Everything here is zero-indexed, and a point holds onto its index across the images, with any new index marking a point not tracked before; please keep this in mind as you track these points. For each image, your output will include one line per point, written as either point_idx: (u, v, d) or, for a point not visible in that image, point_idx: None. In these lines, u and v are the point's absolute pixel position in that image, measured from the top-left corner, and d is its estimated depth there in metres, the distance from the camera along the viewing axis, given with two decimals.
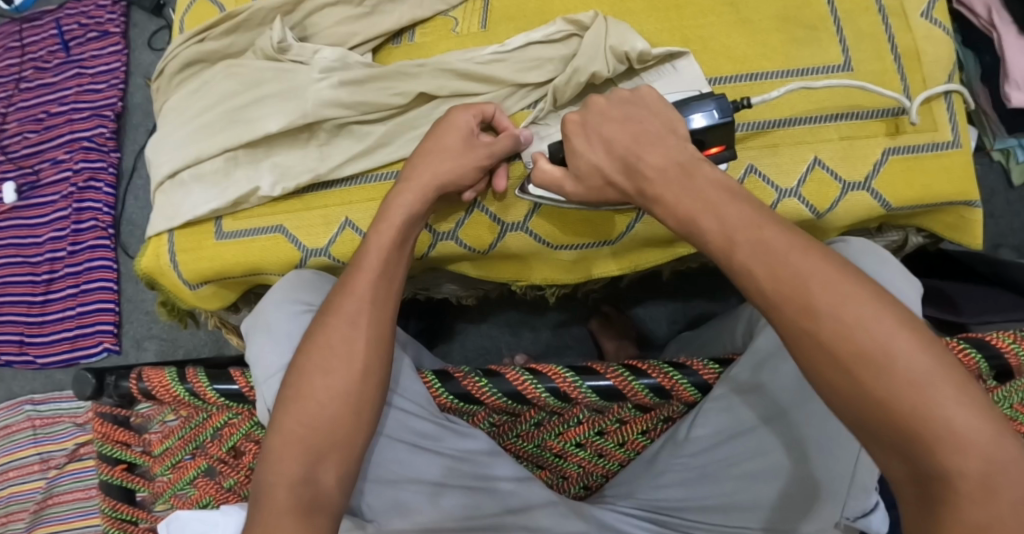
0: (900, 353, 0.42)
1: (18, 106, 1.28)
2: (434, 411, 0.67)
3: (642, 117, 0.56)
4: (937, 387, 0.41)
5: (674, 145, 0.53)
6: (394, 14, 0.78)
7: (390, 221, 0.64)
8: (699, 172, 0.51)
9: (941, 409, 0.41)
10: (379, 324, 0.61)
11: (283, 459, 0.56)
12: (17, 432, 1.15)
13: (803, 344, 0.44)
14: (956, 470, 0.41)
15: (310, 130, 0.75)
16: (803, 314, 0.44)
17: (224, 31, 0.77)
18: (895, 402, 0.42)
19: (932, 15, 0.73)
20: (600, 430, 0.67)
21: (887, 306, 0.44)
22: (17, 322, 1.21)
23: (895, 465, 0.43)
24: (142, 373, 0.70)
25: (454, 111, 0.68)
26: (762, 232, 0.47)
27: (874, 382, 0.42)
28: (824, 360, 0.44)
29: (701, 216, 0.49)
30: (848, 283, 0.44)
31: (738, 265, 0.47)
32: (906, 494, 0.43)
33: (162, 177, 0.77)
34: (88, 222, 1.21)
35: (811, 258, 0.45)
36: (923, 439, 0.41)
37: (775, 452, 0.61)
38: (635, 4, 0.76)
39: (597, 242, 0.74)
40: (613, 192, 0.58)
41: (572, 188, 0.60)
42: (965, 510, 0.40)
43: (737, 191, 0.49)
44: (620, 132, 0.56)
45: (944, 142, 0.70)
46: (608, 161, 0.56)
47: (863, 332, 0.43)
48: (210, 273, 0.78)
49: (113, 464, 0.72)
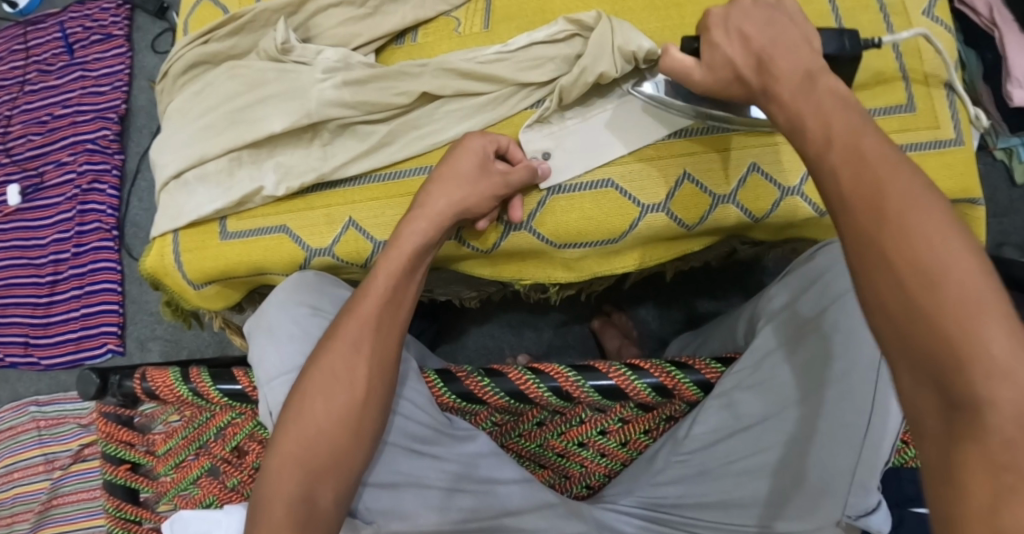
0: (956, 269, 0.40)
1: (22, 109, 1.29)
2: (435, 411, 0.67)
3: (781, 24, 0.54)
4: (986, 310, 0.39)
5: (780, 63, 0.52)
6: (397, 14, 0.78)
7: (400, 247, 0.65)
8: (812, 86, 0.50)
9: (986, 333, 0.38)
10: (381, 349, 0.61)
11: (281, 478, 0.57)
12: (22, 433, 1.15)
13: (864, 249, 0.43)
14: (988, 399, 0.38)
15: (314, 130, 0.75)
16: (870, 217, 0.42)
17: (227, 32, 0.78)
18: (939, 318, 0.39)
19: (933, 13, 0.73)
20: (603, 429, 0.68)
21: (955, 223, 0.41)
22: (21, 323, 1.21)
23: (925, 393, 0.40)
24: (146, 373, 0.71)
25: (471, 137, 0.69)
26: (860, 138, 0.45)
27: (923, 294, 0.40)
28: (880, 267, 0.42)
29: (809, 120, 0.48)
30: (926, 194, 0.42)
31: (829, 166, 0.46)
32: (930, 427, 0.40)
33: (166, 178, 0.77)
34: (92, 224, 1.21)
35: (898, 169, 0.43)
36: (960, 364, 0.38)
37: (785, 443, 0.61)
38: (635, 4, 0.76)
39: (604, 239, 0.73)
40: (738, 89, 0.56)
41: (699, 79, 0.57)
42: (991, 443, 0.37)
43: (826, 114, 0.48)
44: (754, 34, 0.54)
45: (946, 140, 0.70)
46: (743, 57, 0.54)
47: (923, 241, 0.41)
48: (215, 273, 0.78)
49: (117, 464, 0.72)
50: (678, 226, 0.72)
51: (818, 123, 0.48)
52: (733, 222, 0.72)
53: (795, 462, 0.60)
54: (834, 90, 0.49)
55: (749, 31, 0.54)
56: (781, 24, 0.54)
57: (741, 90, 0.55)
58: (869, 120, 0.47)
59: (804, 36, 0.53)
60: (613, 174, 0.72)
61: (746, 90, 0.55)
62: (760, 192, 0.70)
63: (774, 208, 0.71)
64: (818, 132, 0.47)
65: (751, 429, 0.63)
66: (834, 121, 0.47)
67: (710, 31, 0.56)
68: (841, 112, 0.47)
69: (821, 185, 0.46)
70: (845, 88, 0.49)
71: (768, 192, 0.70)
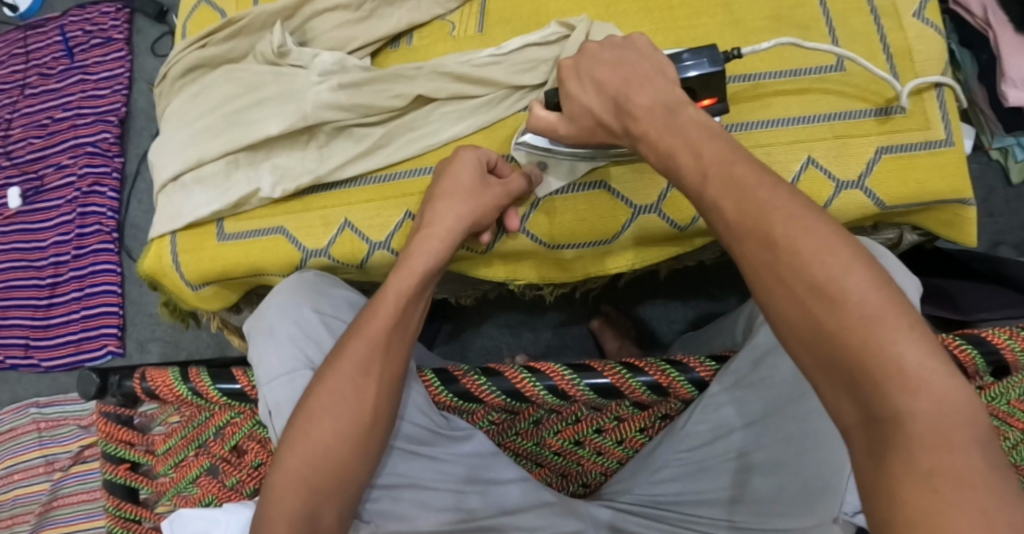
0: (854, 287, 0.40)
1: (22, 112, 1.30)
2: (433, 411, 0.68)
3: (631, 61, 0.55)
4: (887, 321, 0.40)
5: (639, 100, 0.52)
6: (391, 18, 0.79)
7: (411, 267, 0.65)
8: (675, 118, 0.50)
9: (893, 345, 0.39)
10: (390, 370, 0.62)
11: (285, 495, 0.58)
12: (23, 435, 1.16)
13: (762, 276, 0.43)
14: (905, 410, 0.38)
15: (310, 133, 0.76)
16: (762, 247, 0.43)
17: (225, 36, 0.78)
18: (845, 337, 0.40)
19: (924, 15, 0.74)
20: (599, 428, 0.68)
21: (843, 239, 0.42)
22: (23, 325, 1.22)
23: (846, 405, 0.40)
24: (146, 373, 0.72)
25: (465, 151, 0.69)
26: (733, 166, 0.45)
27: (827, 315, 0.41)
28: (782, 293, 0.42)
29: (679, 153, 0.49)
30: (811, 216, 0.43)
31: (710, 200, 0.46)
32: (856, 440, 0.40)
33: (164, 180, 0.78)
34: (92, 226, 1.22)
35: (780, 191, 0.44)
36: (872, 376, 0.39)
37: (776, 445, 0.62)
38: (627, 6, 0.77)
39: (596, 241, 0.74)
40: (601, 133, 0.58)
41: (566, 130, 0.61)
42: (915, 454, 0.37)
43: (695, 146, 0.48)
44: (604, 77, 0.55)
45: (937, 141, 0.71)
46: (600, 102, 0.56)
47: (819, 265, 0.41)
48: (213, 275, 0.79)
49: (116, 463, 0.72)
50: (671, 226, 0.73)
51: (690, 154, 0.48)
52: None
53: (781, 458, 0.62)
54: (697, 119, 0.50)
55: (601, 76, 0.55)
56: (632, 61, 0.55)
57: (605, 134, 0.57)
58: (736, 144, 0.47)
59: (655, 66, 0.54)
60: (607, 175, 0.72)
61: (610, 134, 0.57)
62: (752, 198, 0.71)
63: None
64: (691, 165, 0.47)
65: (743, 429, 0.64)
66: (705, 152, 0.47)
67: (566, 83, 0.58)
68: (709, 143, 0.47)
69: (708, 219, 0.46)
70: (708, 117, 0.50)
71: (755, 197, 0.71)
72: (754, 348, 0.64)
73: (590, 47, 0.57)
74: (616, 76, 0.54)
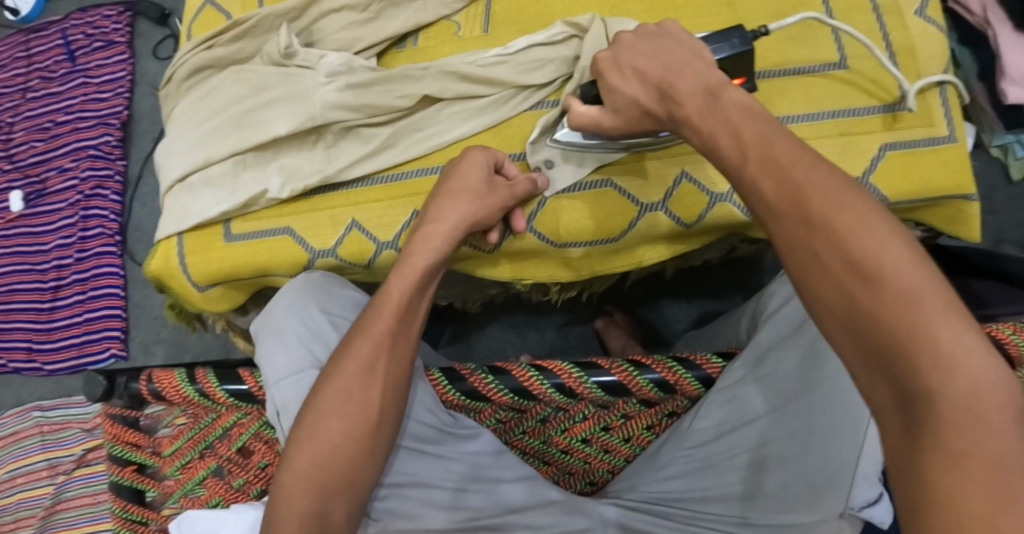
0: (891, 265, 0.41)
1: (24, 116, 1.30)
2: (441, 410, 0.68)
3: (669, 49, 0.57)
4: (923, 301, 0.40)
5: (681, 87, 0.54)
6: (399, 19, 0.79)
7: (413, 265, 0.66)
8: (716, 102, 0.52)
9: (928, 322, 0.40)
10: (397, 367, 0.63)
11: (294, 495, 0.59)
12: (26, 439, 1.16)
13: (801, 256, 0.44)
14: (938, 389, 0.39)
15: (318, 133, 0.76)
16: (801, 226, 0.44)
17: (232, 37, 0.79)
18: (881, 315, 0.41)
19: (926, 13, 0.75)
20: (606, 426, 0.68)
21: (882, 217, 0.43)
22: (25, 328, 1.21)
23: (879, 385, 0.41)
24: (152, 375, 0.72)
25: (471, 151, 0.70)
26: (772, 147, 0.47)
27: (863, 293, 0.42)
28: (820, 272, 0.43)
29: (719, 138, 0.50)
30: (850, 194, 0.44)
31: (750, 179, 0.47)
32: (889, 420, 0.41)
33: (171, 181, 0.78)
34: (94, 229, 1.22)
35: (818, 171, 0.45)
36: (908, 355, 0.40)
37: (781, 440, 0.62)
38: (632, 6, 0.77)
39: (603, 239, 0.74)
40: (649, 122, 0.59)
41: (611, 123, 0.63)
42: (947, 435, 0.38)
43: (734, 128, 0.49)
44: (645, 67, 0.57)
45: (940, 137, 0.72)
46: (645, 92, 0.58)
47: (856, 244, 0.42)
48: (219, 275, 0.79)
49: (123, 465, 0.73)
50: (678, 223, 0.73)
51: (730, 137, 0.49)
52: (733, 219, 0.72)
53: (785, 455, 0.62)
54: (740, 102, 0.51)
55: (641, 66, 0.58)
56: (670, 48, 0.57)
57: (652, 122, 0.59)
58: (778, 125, 0.48)
59: (694, 53, 0.56)
60: (613, 175, 0.73)
61: (655, 121, 0.58)
62: None
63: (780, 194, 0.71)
64: (732, 148, 0.49)
65: (748, 425, 0.64)
66: (745, 134, 0.49)
67: (607, 76, 0.61)
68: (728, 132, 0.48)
69: (747, 198, 0.48)
70: (749, 98, 0.51)
71: None
72: (756, 347, 0.65)
73: (626, 39, 0.60)
74: (656, 64, 0.57)
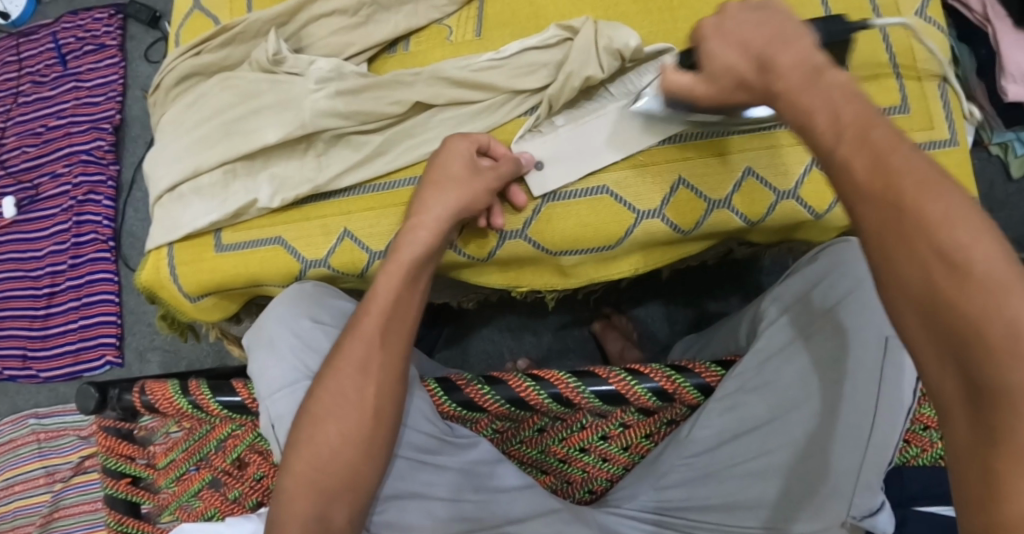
0: (981, 255, 0.37)
1: (16, 121, 1.28)
2: (437, 419, 0.68)
3: (777, 20, 0.50)
4: (1013, 291, 0.36)
5: (783, 60, 0.48)
6: (389, 23, 0.78)
7: (400, 260, 0.65)
8: (819, 80, 0.46)
9: (1014, 314, 0.36)
10: (390, 365, 0.62)
11: (295, 500, 0.58)
12: (22, 446, 1.15)
13: (881, 237, 0.41)
14: (1016, 385, 0.35)
15: (308, 141, 0.75)
16: (888, 207, 0.40)
17: (220, 43, 0.78)
18: (962, 305, 0.37)
19: (925, 13, 0.74)
20: (604, 434, 0.67)
21: (977, 212, 0.39)
22: (19, 336, 1.21)
23: (948, 379, 0.38)
24: (145, 387, 0.71)
25: (452, 139, 0.69)
26: (871, 128, 0.42)
27: (947, 281, 0.38)
28: (903, 257, 0.39)
29: (816, 112, 0.45)
30: (945, 180, 0.40)
31: (840, 158, 0.43)
32: (956, 413, 0.38)
33: (160, 191, 0.77)
34: (88, 235, 1.21)
35: (915, 153, 0.41)
36: (987, 348, 0.36)
37: (785, 447, 0.61)
38: (627, 8, 0.76)
39: (601, 246, 0.73)
40: (743, 96, 0.52)
41: (705, 91, 0.54)
42: (1019, 431, 0.35)
43: (835, 106, 0.44)
44: (751, 37, 0.50)
45: (942, 140, 0.71)
46: (744, 63, 0.50)
47: (946, 228, 0.38)
48: (210, 285, 0.78)
49: (118, 478, 0.72)
50: (674, 230, 0.72)
51: None
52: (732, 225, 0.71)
53: (790, 458, 0.61)
54: (845, 82, 0.45)
55: None
56: (778, 20, 0.50)
57: (747, 96, 0.52)
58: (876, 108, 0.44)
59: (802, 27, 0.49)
60: (609, 180, 0.72)
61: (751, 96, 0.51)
62: (757, 195, 0.70)
63: (770, 212, 0.71)
64: (827, 126, 0.44)
65: (761, 428, 0.62)
66: (844, 114, 0.44)
67: (706, 42, 0.53)
68: None
69: (833, 175, 0.43)
70: (851, 80, 0.46)
71: (765, 195, 0.70)
72: (758, 353, 0.64)
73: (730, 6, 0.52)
74: (763, 34, 0.50)
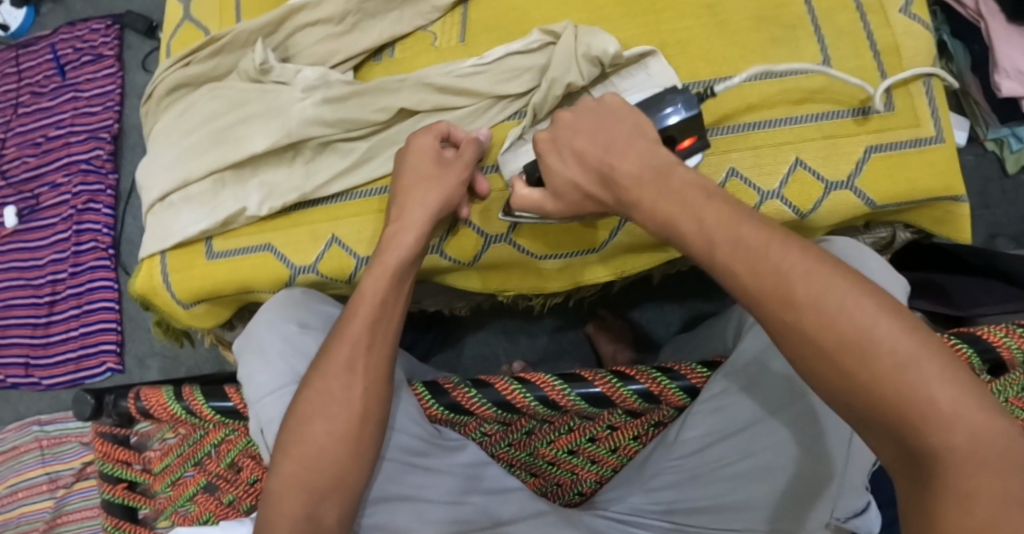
0: (883, 337, 0.42)
1: (16, 131, 1.30)
2: (425, 422, 0.68)
3: (610, 125, 0.56)
4: (921, 365, 0.41)
5: (623, 168, 0.53)
6: (374, 31, 0.79)
7: (386, 263, 0.65)
8: (665, 181, 0.51)
9: (925, 387, 0.40)
10: (376, 365, 0.63)
11: (284, 500, 0.59)
12: (25, 454, 1.16)
13: (789, 335, 0.44)
14: (941, 446, 0.40)
15: (295, 149, 0.76)
16: (786, 309, 0.44)
17: (208, 54, 0.78)
18: (879, 385, 0.41)
19: (910, 10, 0.74)
20: (591, 436, 0.68)
21: (869, 294, 0.43)
22: (21, 343, 1.22)
23: (886, 445, 0.42)
24: (140, 393, 0.72)
25: (416, 136, 0.69)
26: (739, 229, 0.46)
27: (858, 366, 0.42)
28: (813, 353, 0.43)
29: (679, 219, 0.49)
30: (831, 274, 0.44)
31: (722, 265, 0.46)
32: (899, 472, 0.42)
33: (152, 199, 0.78)
34: (88, 243, 1.22)
35: (793, 250, 0.45)
36: (911, 421, 0.41)
37: (766, 450, 0.61)
38: (610, 11, 0.77)
39: (583, 251, 0.74)
40: (591, 204, 0.58)
41: (553, 205, 0.61)
42: (949, 483, 0.39)
43: (695, 211, 0.48)
44: (585, 148, 0.55)
45: (927, 138, 0.71)
46: (583, 174, 0.56)
47: (845, 320, 0.42)
48: (203, 292, 0.79)
49: (114, 483, 0.73)
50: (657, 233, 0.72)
51: (691, 221, 0.48)
52: None
53: (772, 462, 0.61)
54: (694, 183, 0.50)
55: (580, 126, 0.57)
56: (610, 125, 0.56)
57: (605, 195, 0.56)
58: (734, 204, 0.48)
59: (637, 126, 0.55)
60: None
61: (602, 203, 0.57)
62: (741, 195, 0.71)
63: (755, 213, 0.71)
64: (694, 233, 0.48)
65: (743, 432, 0.62)
66: (708, 217, 0.48)
67: (546, 157, 0.59)
68: None
69: (724, 283, 0.47)
70: (696, 176, 0.51)
71: (749, 195, 0.71)
72: (739, 357, 0.64)
73: (565, 117, 0.58)
74: (596, 144, 0.55)
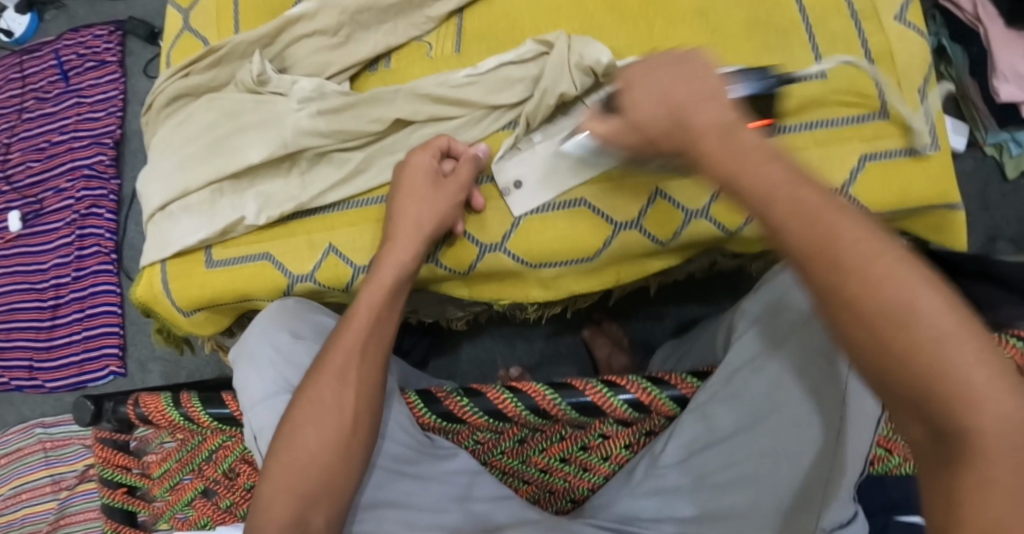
0: (924, 310, 0.40)
1: (20, 137, 1.32)
2: (416, 430, 0.70)
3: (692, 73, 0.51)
4: (959, 342, 0.39)
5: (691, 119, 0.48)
6: (369, 41, 0.79)
7: (381, 280, 0.67)
8: (737, 142, 0.47)
9: (958, 365, 0.38)
10: (368, 376, 0.64)
11: (273, 506, 0.59)
12: (29, 455, 1.18)
13: (830, 298, 0.42)
14: (973, 426, 0.38)
15: (291, 160, 0.77)
16: (825, 267, 0.42)
17: (207, 64, 0.79)
18: (912, 358, 0.39)
19: (905, 17, 0.72)
20: (583, 445, 0.69)
21: (915, 266, 0.41)
22: (26, 347, 1.24)
23: (913, 423, 0.41)
24: (138, 399, 0.73)
25: (415, 152, 0.70)
26: (802, 190, 0.44)
27: (894, 337, 0.40)
28: (851, 317, 0.42)
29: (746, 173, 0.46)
30: (880, 242, 0.42)
31: (778, 223, 0.44)
32: (924, 452, 0.41)
33: (152, 208, 0.79)
34: (91, 248, 1.24)
35: (848, 215, 0.43)
36: (941, 399, 0.39)
37: (767, 446, 0.61)
38: (604, 19, 0.77)
39: (579, 258, 0.73)
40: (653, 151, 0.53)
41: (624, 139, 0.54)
42: (973, 465, 0.38)
43: (763, 169, 0.46)
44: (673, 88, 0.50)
45: (922, 147, 0.70)
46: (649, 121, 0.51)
47: (890, 286, 0.40)
48: (202, 300, 0.80)
49: (114, 488, 0.74)
50: (651, 242, 0.73)
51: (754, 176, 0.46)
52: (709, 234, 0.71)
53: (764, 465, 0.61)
54: (759, 144, 0.47)
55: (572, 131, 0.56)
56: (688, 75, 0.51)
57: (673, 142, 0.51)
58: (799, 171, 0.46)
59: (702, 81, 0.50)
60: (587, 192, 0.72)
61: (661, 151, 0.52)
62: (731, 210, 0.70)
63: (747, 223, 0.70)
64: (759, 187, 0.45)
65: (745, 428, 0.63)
66: (772, 176, 0.45)
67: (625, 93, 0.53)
68: None
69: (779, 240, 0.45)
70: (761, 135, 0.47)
71: None
72: (727, 366, 0.65)
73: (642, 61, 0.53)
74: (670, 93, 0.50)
